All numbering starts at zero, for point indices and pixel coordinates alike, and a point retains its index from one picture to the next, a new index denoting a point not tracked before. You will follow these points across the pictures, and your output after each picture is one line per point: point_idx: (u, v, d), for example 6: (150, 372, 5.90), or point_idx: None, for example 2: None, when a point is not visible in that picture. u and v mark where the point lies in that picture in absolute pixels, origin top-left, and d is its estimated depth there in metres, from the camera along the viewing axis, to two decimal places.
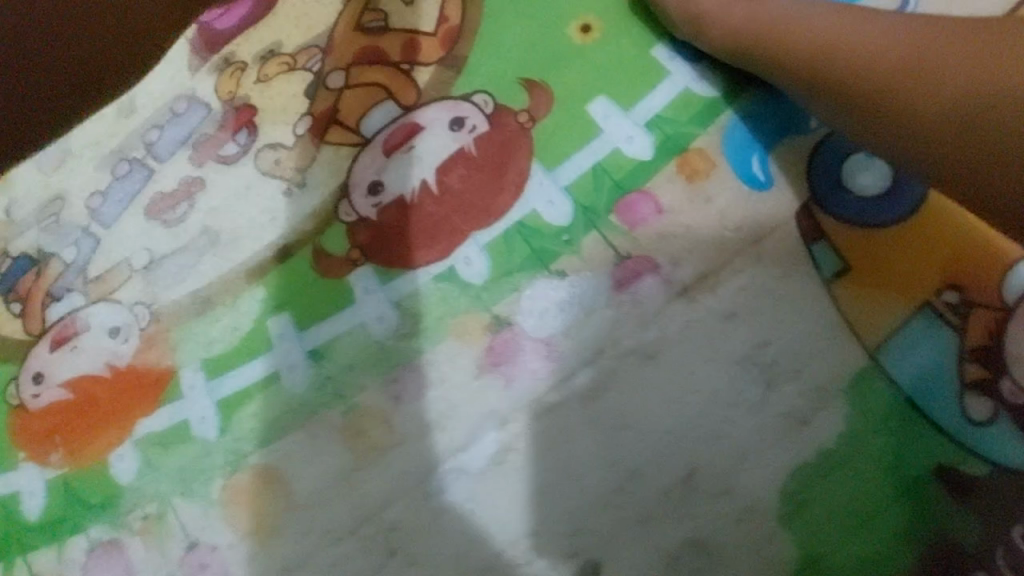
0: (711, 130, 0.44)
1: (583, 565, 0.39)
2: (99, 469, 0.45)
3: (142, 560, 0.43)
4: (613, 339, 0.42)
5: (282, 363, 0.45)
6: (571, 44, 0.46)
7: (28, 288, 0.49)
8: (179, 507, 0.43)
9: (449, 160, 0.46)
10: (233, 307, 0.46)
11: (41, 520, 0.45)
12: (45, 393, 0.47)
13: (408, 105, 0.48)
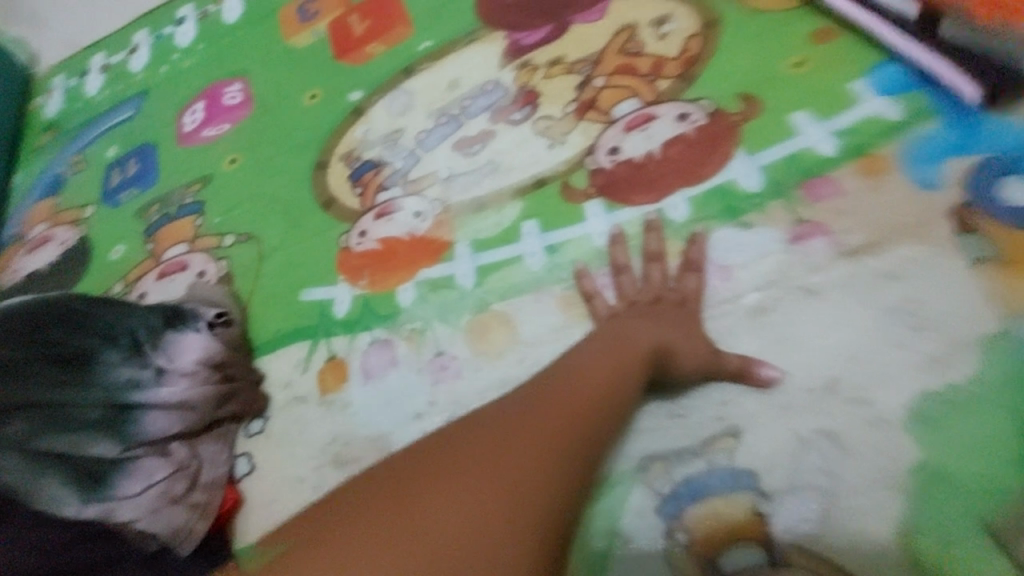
0: (887, 143, 0.58)
1: (723, 428, 0.51)
2: (392, 293, 0.68)
3: (405, 354, 0.64)
4: (782, 275, 0.55)
5: (526, 251, 0.65)
6: (781, 72, 0.64)
7: (369, 179, 0.77)
8: (437, 327, 0.64)
9: (672, 139, 0.65)
10: (497, 212, 0.68)
11: (346, 317, 0.69)
12: (364, 244, 0.73)
13: (649, 100, 0.68)
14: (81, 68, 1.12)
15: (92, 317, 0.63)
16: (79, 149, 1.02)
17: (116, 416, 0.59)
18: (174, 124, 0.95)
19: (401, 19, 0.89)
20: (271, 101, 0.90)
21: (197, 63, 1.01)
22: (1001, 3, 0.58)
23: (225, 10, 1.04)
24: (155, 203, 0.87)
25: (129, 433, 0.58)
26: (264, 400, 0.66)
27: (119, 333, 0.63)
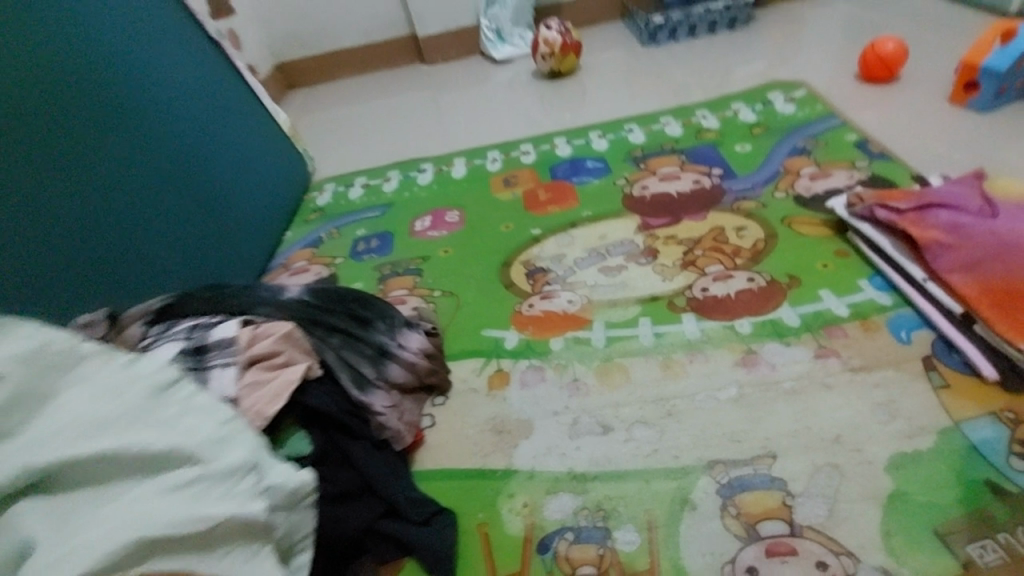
0: (880, 314, 0.93)
1: (765, 452, 0.79)
2: (545, 341, 1.03)
3: (551, 375, 0.97)
4: (810, 374, 0.87)
5: (642, 333, 1.00)
6: (815, 267, 1.04)
7: (539, 276, 1.19)
8: (577, 365, 0.98)
9: (743, 290, 1.03)
10: (625, 309, 1.06)
11: (513, 348, 1.04)
12: (531, 311, 1.11)
13: (730, 267, 1.09)
14: (348, 181, 1.71)
15: (371, 301, 0.99)
16: (337, 224, 1.53)
17: (377, 355, 0.91)
18: (406, 224, 1.46)
19: (573, 197, 1.41)
20: (477, 224, 1.40)
21: (429, 195, 1.56)
22: (986, 295, 0.84)
23: (455, 171, 1.64)
24: (388, 265, 1.32)
25: (381, 368, 0.90)
26: (450, 385, 0.98)
27: (385, 315, 0.98)
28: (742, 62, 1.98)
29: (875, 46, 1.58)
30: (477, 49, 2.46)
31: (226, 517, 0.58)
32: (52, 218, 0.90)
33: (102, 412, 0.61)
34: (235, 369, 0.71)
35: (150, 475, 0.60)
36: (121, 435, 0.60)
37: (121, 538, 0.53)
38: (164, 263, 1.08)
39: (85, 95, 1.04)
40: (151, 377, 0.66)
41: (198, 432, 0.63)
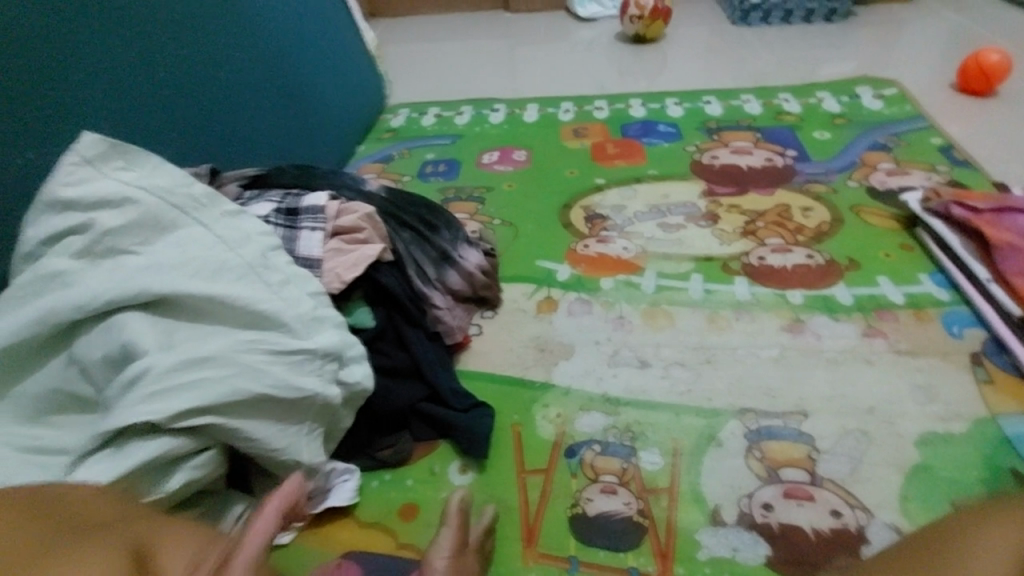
0: (935, 307, 0.93)
1: (797, 409, 0.81)
2: (596, 280, 1.07)
3: (598, 310, 1.00)
4: (854, 349, 0.88)
5: (692, 287, 1.02)
6: (877, 255, 1.04)
7: (597, 222, 1.21)
8: (625, 305, 1.01)
9: (800, 264, 1.04)
10: (678, 263, 1.08)
11: (564, 281, 1.07)
12: (586, 251, 1.14)
13: (791, 242, 1.10)
14: (421, 109, 1.75)
15: (441, 210, 1.03)
16: (407, 146, 1.57)
17: (440, 258, 0.95)
18: (473, 156, 1.49)
19: (641, 155, 1.42)
20: (543, 166, 1.42)
21: (499, 133, 1.59)
22: None
23: (526, 115, 1.66)
24: (452, 190, 1.37)
25: (443, 271, 0.94)
26: (500, 303, 1.03)
27: (451, 225, 1.02)
28: (832, 56, 1.93)
29: (978, 56, 1.51)
30: (563, 4, 2.44)
31: (314, 395, 0.63)
32: (158, 71, 0.95)
33: (214, 261, 0.65)
34: (322, 234, 0.77)
35: (250, 330, 0.64)
36: (230, 287, 0.64)
37: (234, 380, 0.59)
38: (255, 139, 1.13)
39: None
40: (257, 236, 0.69)
41: (297, 308, 0.66)
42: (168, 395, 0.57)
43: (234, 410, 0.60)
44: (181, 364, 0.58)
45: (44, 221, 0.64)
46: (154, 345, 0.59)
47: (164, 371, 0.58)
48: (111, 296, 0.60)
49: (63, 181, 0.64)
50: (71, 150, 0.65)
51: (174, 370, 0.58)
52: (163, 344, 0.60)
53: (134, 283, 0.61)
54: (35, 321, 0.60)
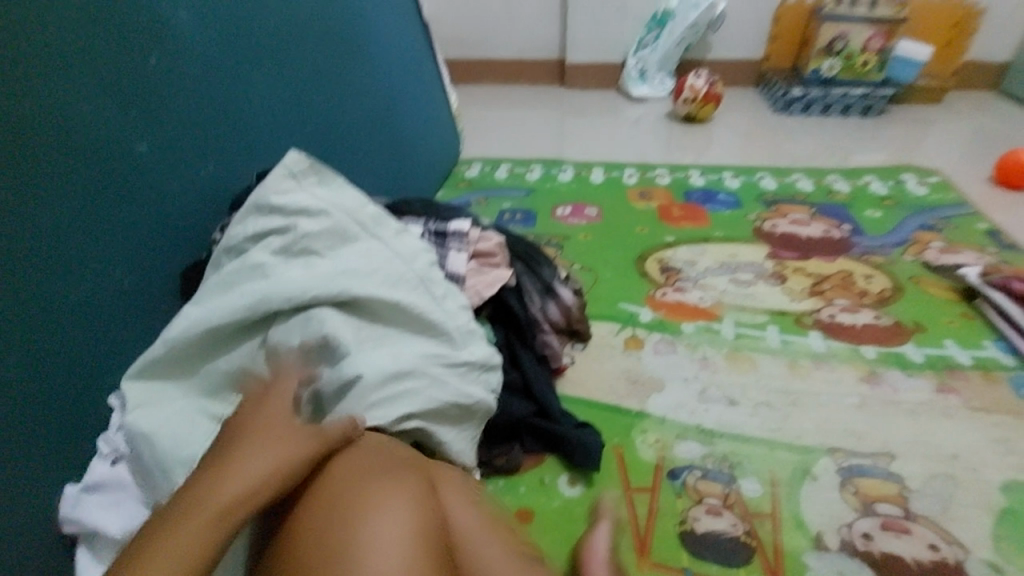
0: (1003, 371, 1.01)
1: (884, 451, 0.87)
2: (678, 323, 1.15)
3: (683, 350, 1.08)
4: (930, 402, 0.95)
5: (769, 336, 1.11)
6: (940, 320, 1.13)
7: (672, 273, 1.32)
8: (708, 347, 1.09)
9: (869, 324, 1.13)
10: (753, 315, 1.17)
11: (647, 322, 1.16)
12: (664, 298, 1.23)
13: (857, 304, 1.19)
14: (494, 164, 1.91)
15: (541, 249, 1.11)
16: (485, 195, 1.71)
17: (543, 290, 1.02)
18: (548, 208, 1.63)
19: (705, 219, 1.54)
20: (614, 221, 1.55)
21: (569, 190, 1.73)
22: None
23: (594, 177, 1.81)
24: (532, 236, 1.49)
25: (545, 302, 1.02)
26: (590, 338, 1.10)
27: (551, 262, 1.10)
28: (870, 146, 2.10)
29: (1014, 154, 1.66)
30: (617, 83, 2.68)
31: (481, 402, 0.74)
32: (309, 109, 1.10)
33: (394, 273, 0.77)
34: (466, 255, 0.89)
35: (421, 336, 0.75)
36: (408, 296, 0.76)
37: (430, 392, 0.70)
38: (367, 174, 1.27)
39: (341, 27, 1.27)
40: (420, 253, 0.81)
41: (457, 322, 0.77)
42: (384, 404, 0.67)
43: (427, 416, 0.70)
44: (386, 381, 0.68)
45: (251, 221, 0.77)
46: (352, 341, 0.69)
47: (374, 386, 0.67)
48: (315, 293, 0.70)
49: (274, 190, 0.78)
50: (283, 165, 0.79)
51: (381, 385, 0.67)
52: (356, 340, 0.71)
53: (335, 285, 0.72)
54: (243, 305, 0.70)
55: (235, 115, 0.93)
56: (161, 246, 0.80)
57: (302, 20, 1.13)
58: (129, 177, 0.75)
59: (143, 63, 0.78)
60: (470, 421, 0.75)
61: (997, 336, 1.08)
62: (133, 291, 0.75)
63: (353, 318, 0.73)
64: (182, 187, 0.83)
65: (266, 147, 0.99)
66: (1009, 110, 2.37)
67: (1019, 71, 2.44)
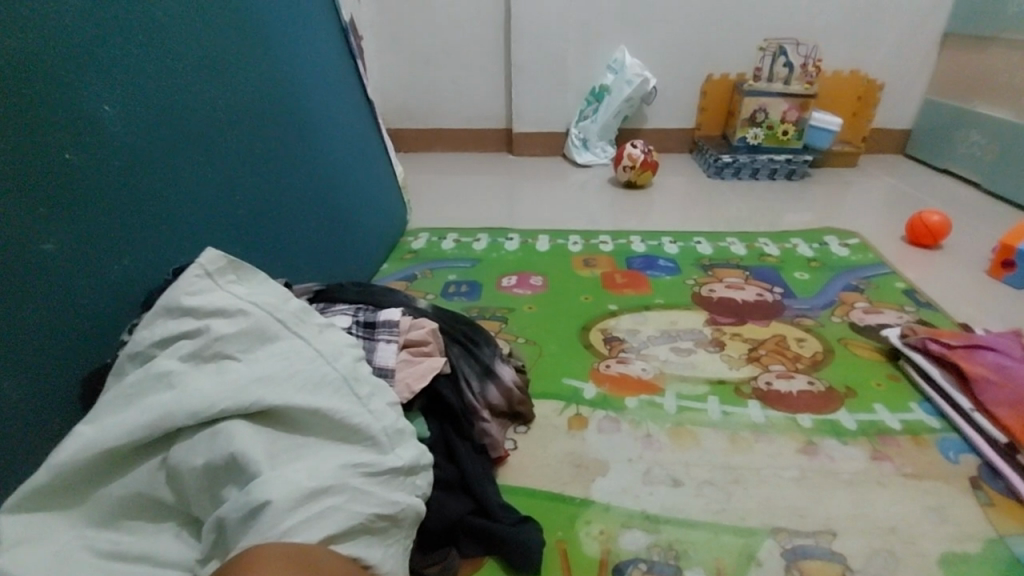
0: (931, 434, 1.04)
1: (826, 528, 0.87)
2: (621, 398, 1.14)
3: (627, 427, 1.07)
4: (866, 471, 0.96)
5: (710, 408, 1.11)
6: (870, 383, 1.16)
7: (615, 343, 1.32)
8: (652, 423, 1.08)
9: (804, 390, 1.15)
10: (694, 385, 1.18)
11: (591, 398, 1.15)
12: (608, 370, 1.23)
13: (792, 369, 1.22)
14: (441, 234, 1.91)
15: (480, 328, 1.08)
16: (430, 267, 1.70)
17: (482, 372, 0.99)
18: (493, 278, 1.63)
19: (647, 286, 1.58)
20: (559, 291, 1.56)
21: (514, 258, 1.75)
22: None
23: (539, 245, 1.83)
24: (477, 309, 1.48)
25: (484, 386, 0.98)
26: (533, 418, 1.07)
27: (491, 341, 1.07)
28: (797, 207, 2.23)
29: (923, 215, 1.79)
30: (562, 151, 2.79)
31: (408, 509, 0.70)
32: (237, 195, 1.09)
33: (315, 376, 0.73)
34: (396, 346, 0.87)
35: (343, 444, 0.72)
36: (330, 400, 0.72)
37: (351, 507, 0.65)
38: (295, 257, 1.24)
39: (279, 109, 1.27)
40: (346, 350, 0.79)
41: (383, 423, 0.74)
42: (299, 528, 0.60)
43: (346, 537, 0.64)
44: (302, 500, 0.62)
45: (159, 324, 0.72)
46: (263, 458, 0.64)
47: (286, 510, 0.60)
48: (225, 405, 0.66)
49: (185, 291, 0.73)
50: (197, 264, 0.75)
51: (295, 507, 0.61)
52: (269, 455, 0.66)
53: (248, 395, 0.67)
54: (143, 423, 0.64)
55: (152, 205, 0.89)
56: (64, 353, 0.74)
57: (235, 106, 1.12)
58: (25, 279, 0.69)
59: (52, 155, 0.74)
60: (398, 534, 0.70)
61: (923, 398, 1.12)
62: (20, 407, 0.68)
63: (267, 430, 0.68)
64: (89, 287, 0.78)
65: (190, 238, 0.96)
66: (915, 171, 2.60)
67: (921, 137, 2.70)
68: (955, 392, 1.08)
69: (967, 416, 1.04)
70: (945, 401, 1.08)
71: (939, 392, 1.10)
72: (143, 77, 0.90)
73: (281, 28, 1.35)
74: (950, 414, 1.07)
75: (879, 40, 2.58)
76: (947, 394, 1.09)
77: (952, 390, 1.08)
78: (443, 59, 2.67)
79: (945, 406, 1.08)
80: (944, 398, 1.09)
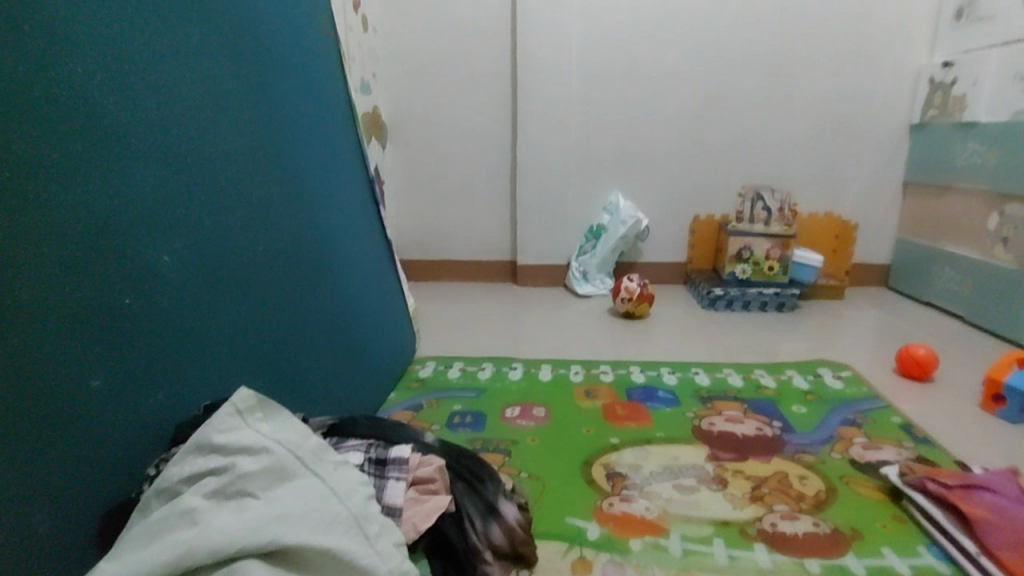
0: None
1: None
2: (626, 539, 1.14)
3: (632, 573, 1.05)
4: None
5: (716, 552, 1.10)
6: (875, 525, 1.15)
7: (617, 479, 1.33)
8: (658, 569, 1.06)
9: (810, 533, 1.14)
10: (698, 526, 1.17)
11: (595, 539, 1.14)
12: (611, 508, 1.23)
13: (796, 510, 1.21)
14: (447, 363, 2.00)
15: (484, 463, 1.10)
16: (436, 396, 1.76)
17: (486, 511, 1.00)
18: (497, 409, 1.68)
19: (647, 418, 1.61)
20: (561, 422, 1.60)
21: (518, 388, 1.81)
22: None
23: (542, 375, 1.90)
24: (480, 441, 1.51)
25: (488, 525, 0.99)
26: (536, 559, 1.06)
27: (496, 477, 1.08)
28: (790, 338, 2.33)
29: (910, 348, 1.87)
30: (563, 282, 2.98)
31: None
32: (262, 331, 1.20)
33: (327, 515, 0.77)
34: (405, 484, 0.91)
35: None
36: (340, 540, 0.75)
37: None
38: (309, 387, 1.31)
39: (308, 254, 1.44)
40: (358, 489, 0.83)
41: (389, 565, 0.77)
42: None
43: None
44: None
45: (189, 461, 0.77)
46: None
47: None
48: (242, 545, 0.69)
49: (216, 430, 0.80)
50: (230, 403, 0.82)
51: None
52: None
53: (265, 535, 0.71)
54: (162, 564, 0.66)
55: (187, 343, 0.99)
56: (90, 489, 0.79)
57: (270, 252, 1.27)
58: (68, 421, 0.76)
59: (113, 303, 0.85)
60: None
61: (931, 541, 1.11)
62: (43, 545, 0.72)
63: (278, 571, 0.70)
64: (121, 423, 0.85)
65: (215, 372, 1.05)
66: (900, 303, 2.74)
67: (900, 271, 2.88)
68: (961, 535, 1.07)
69: (976, 562, 1.03)
70: (953, 544, 1.07)
71: (946, 535, 1.09)
72: (198, 233, 1.05)
73: (316, 183, 1.56)
74: (959, 558, 1.05)
75: (847, 188, 2.87)
76: (953, 537, 1.08)
77: (958, 533, 1.08)
78: (455, 201, 2.97)
79: (954, 550, 1.06)
80: (950, 542, 1.08)
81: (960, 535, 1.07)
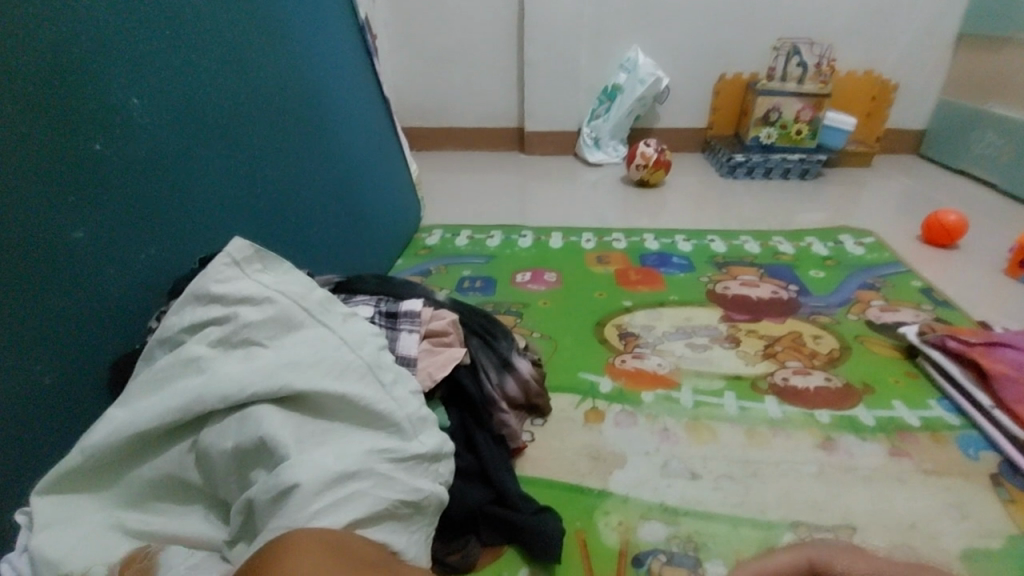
0: (951, 432, 1.03)
1: (844, 523, 0.87)
2: (637, 392, 1.15)
3: (643, 421, 1.07)
4: (885, 467, 0.97)
5: (727, 404, 1.11)
6: (887, 380, 1.16)
7: (630, 338, 1.32)
8: (669, 418, 1.08)
9: (821, 387, 1.15)
10: (710, 380, 1.18)
11: (607, 392, 1.15)
12: (623, 365, 1.23)
13: (809, 366, 1.21)
14: (454, 231, 1.92)
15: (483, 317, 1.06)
16: (444, 262, 1.71)
17: (500, 365, 1.00)
18: (507, 274, 1.64)
19: (661, 282, 1.58)
20: (572, 287, 1.56)
21: (528, 254, 1.76)
22: None
23: (552, 242, 1.84)
24: (491, 304, 1.49)
25: (502, 378, 0.99)
26: (550, 410, 1.08)
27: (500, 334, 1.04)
28: (811, 206, 2.23)
29: (939, 214, 1.78)
30: (573, 150, 2.80)
31: (430, 493, 0.71)
32: (262, 187, 1.11)
33: (340, 363, 0.74)
34: (418, 336, 0.88)
35: (368, 429, 0.73)
36: (355, 386, 0.73)
37: (378, 492, 0.66)
38: (314, 247, 1.26)
39: (300, 103, 1.29)
40: (369, 339, 0.80)
41: (406, 410, 0.75)
42: (329, 512, 0.61)
43: (370, 522, 0.65)
44: (330, 484, 0.63)
45: (189, 310, 0.73)
46: (292, 443, 0.65)
47: (314, 493, 0.61)
48: (254, 390, 0.67)
49: (214, 279, 0.74)
50: (225, 251, 0.76)
51: (323, 490, 0.62)
52: (297, 439, 0.67)
53: (276, 381, 0.69)
54: (174, 407, 0.65)
55: (180, 195, 0.91)
56: (93, 338, 0.75)
57: (259, 98, 1.14)
58: (59, 268, 0.70)
59: (88, 147, 0.76)
60: (423, 517, 0.71)
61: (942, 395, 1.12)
62: (54, 392, 0.69)
63: (295, 415, 0.69)
64: (119, 274, 0.79)
65: (217, 227, 0.98)
66: (929, 171, 2.58)
67: (936, 137, 2.68)
68: (974, 390, 1.07)
69: (986, 413, 1.04)
70: (965, 399, 1.08)
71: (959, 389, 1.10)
72: (174, 72, 0.92)
73: (303, 24, 1.37)
74: (970, 410, 1.06)
75: (894, 41, 2.56)
76: (966, 391, 1.08)
77: (972, 388, 1.08)
78: (456, 59, 2.68)
79: (965, 404, 1.07)
80: (962, 396, 1.09)
81: (974, 390, 1.07)
